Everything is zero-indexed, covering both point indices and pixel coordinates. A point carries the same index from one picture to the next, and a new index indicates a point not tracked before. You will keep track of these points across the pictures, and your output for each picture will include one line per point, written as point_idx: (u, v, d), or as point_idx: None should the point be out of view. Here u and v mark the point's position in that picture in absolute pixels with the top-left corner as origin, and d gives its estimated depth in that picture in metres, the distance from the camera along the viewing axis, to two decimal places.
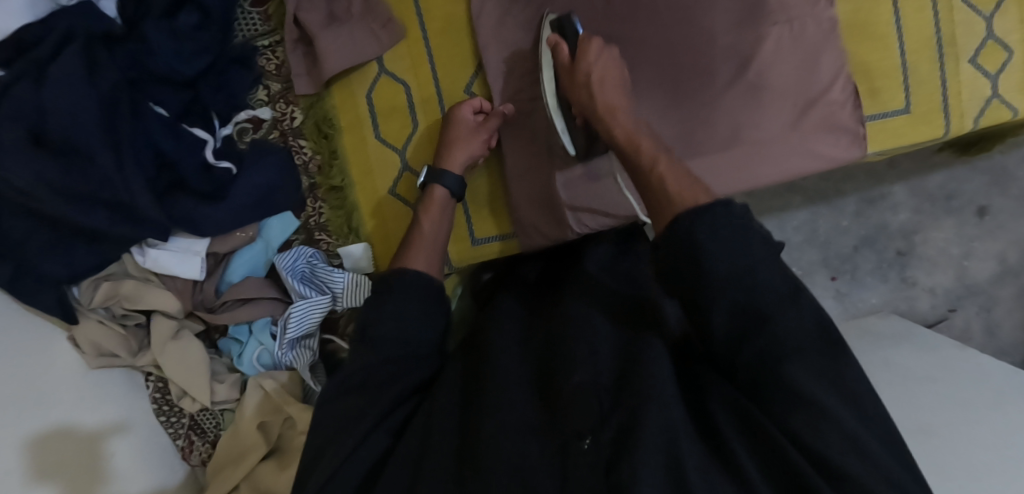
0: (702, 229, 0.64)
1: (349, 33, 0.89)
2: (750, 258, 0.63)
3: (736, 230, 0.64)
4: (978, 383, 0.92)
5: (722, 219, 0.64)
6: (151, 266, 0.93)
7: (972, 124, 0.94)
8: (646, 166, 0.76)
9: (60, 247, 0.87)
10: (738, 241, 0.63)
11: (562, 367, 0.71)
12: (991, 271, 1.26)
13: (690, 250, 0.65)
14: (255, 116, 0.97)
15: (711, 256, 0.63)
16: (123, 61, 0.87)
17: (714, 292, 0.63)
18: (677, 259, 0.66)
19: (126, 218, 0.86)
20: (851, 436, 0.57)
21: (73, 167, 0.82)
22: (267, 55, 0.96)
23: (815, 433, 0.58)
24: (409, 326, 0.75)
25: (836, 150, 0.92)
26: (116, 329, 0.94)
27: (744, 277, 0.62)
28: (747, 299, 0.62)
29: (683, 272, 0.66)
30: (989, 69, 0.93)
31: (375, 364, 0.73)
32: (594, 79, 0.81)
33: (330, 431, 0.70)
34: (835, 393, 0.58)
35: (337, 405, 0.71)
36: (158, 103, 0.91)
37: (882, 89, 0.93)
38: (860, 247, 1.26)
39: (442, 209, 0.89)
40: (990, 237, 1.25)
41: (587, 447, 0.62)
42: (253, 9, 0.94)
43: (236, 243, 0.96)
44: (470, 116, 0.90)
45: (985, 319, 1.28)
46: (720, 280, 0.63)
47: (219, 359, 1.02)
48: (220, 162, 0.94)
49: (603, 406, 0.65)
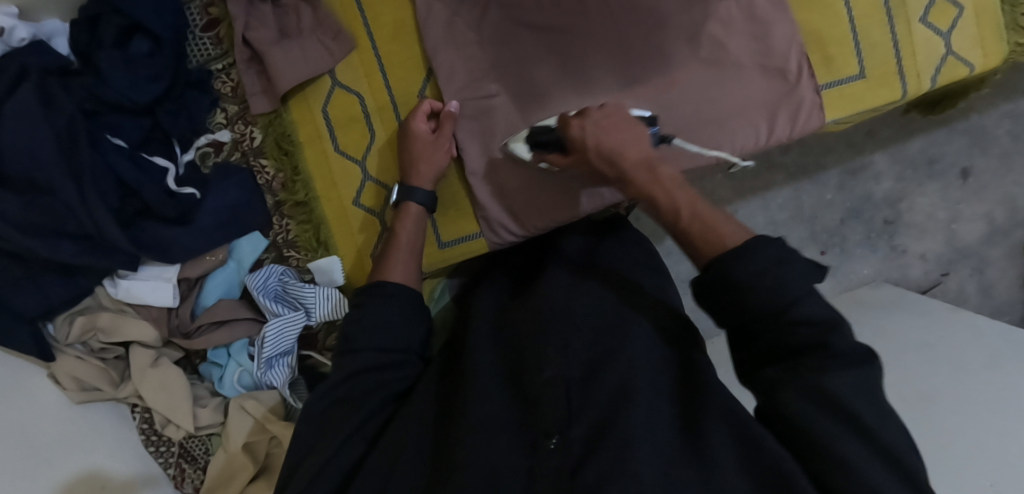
0: (736, 269, 0.62)
1: (301, 47, 0.90)
2: (781, 282, 0.60)
3: (776, 261, 0.61)
4: (975, 341, 0.91)
5: (759, 259, 0.62)
6: (125, 297, 0.93)
7: (930, 84, 0.92)
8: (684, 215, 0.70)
9: (33, 283, 0.87)
10: (773, 280, 0.61)
11: (533, 363, 0.72)
12: (980, 232, 1.26)
13: (726, 287, 0.63)
14: (215, 140, 0.96)
15: (751, 291, 0.61)
16: (79, 94, 0.87)
17: (752, 316, 0.62)
18: (718, 295, 0.64)
19: (93, 249, 0.87)
20: (835, 401, 0.57)
21: (38, 200, 0.83)
22: (222, 78, 0.96)
23: (802, 407, 0.58)
24: (388, 334, 0.75)
25: (797, 121, 0.90)
26: (95, 363, 0.94)
27: (777, 298, 0.60)
28: (786, 339, 0.60)
29: (722, 305, 0.63)
30: (942, 27, 0.91)
31: (359, 371, 0.73)
32: (605, 146, 0.75)
33: (308, 441, 0.70)
34: (849, 382, 0.57)
35: (312, 414, 0.71)
36: (117, 134, 0.90)
37: (836, 57, 0.90)
38: (847, 220, 1.26)
39: (415, 226, 0.87)
40: (975, 198, 1.25)
41: (554, 447, 0.63)
42: (205, 34, 0.94)
43: (208, 266, 0.97)
44: (426, 130, 0.90)
45: (978, 281, 1.27)
46: (756, 310, 0.61)
47: (201, 384, 1.02)
48: (183, 188, 0.94)
49: (571, 402, 0.66)
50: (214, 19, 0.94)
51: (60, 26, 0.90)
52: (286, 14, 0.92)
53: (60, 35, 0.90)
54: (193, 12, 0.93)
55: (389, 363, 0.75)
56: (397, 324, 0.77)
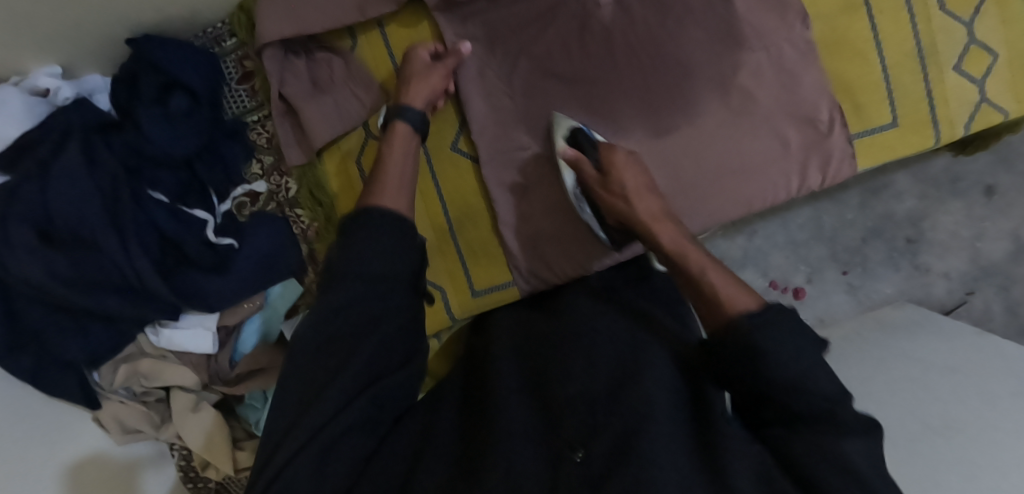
0: (758, 333, 0.63)
1: (334, 101, 0.92)
2: (802, 352, 0.62)
3: (794, 331, 0.63)
4: (1005, 370, 0.89)
5: (785, 323, 0.63)
6: (166, 345, 0.95)
7: (963, 130, 0.92)
8: (696, 273, 0.74)
9: (78, 331, 0.89)
10: (792, 347, 0.62)
11: (555, 379, 0.71)
12: (1006, 249, 1.24)
13: (746, 355, 0.63)
14: (252, 190, 0.98)
15: (771, 351, 0.61)
16: (121, 150, 0.89)
17: (767, 386, 0.61)
18: (734, 353, 0.64)
19: (141, 297, 0.89)
20: (855, 474, 0.55)
21: (83, 257, 0.86)
22: (258, 129, 0.98)
23: (818, 471, 0.57)
24: (376, 258, 0.67)
25: (827, 171, 0.91)
26: (138, 406, 0.96)
27: (793, 363, 0.61)
28: (793, 403, 0.60)
29: (739, 366, 0.63)
30: (975, 74, 0.90)
31: (347, 298, 0.66)
32: (631, 190, 0.82)
33: (286, 426, 0.62)
34: (857, 449, 0.57)
35: (289, 402, 0.63)
36: (157, 188, 0.92)
37: (865, 104, 0.90)
38: (868, 239, 1.26)
39: (403, 145, 0.83)
40: (1002, 215, 1.24)
41: (580, 460, 0.61)
42: (240, 86, 0.97)
43: (245, 313, 0.98)
44: (424, 57, 0.89)
45: (1004, 299, 1.25)
46: (775, 384, 0.61)
47: (238, 424, 1.04)
48: (222, 238, 0.95)
49: (595, 418, 0.65)
50: (249, 72, 0.96)
51: (101, 82, 0.94)
52: (319, 66, 0.94)
53: (101, 91, 0.94)
54: (230, 66, 0.96)
55: (376, 293, 0.67)
56: (389, 316, 0.67)
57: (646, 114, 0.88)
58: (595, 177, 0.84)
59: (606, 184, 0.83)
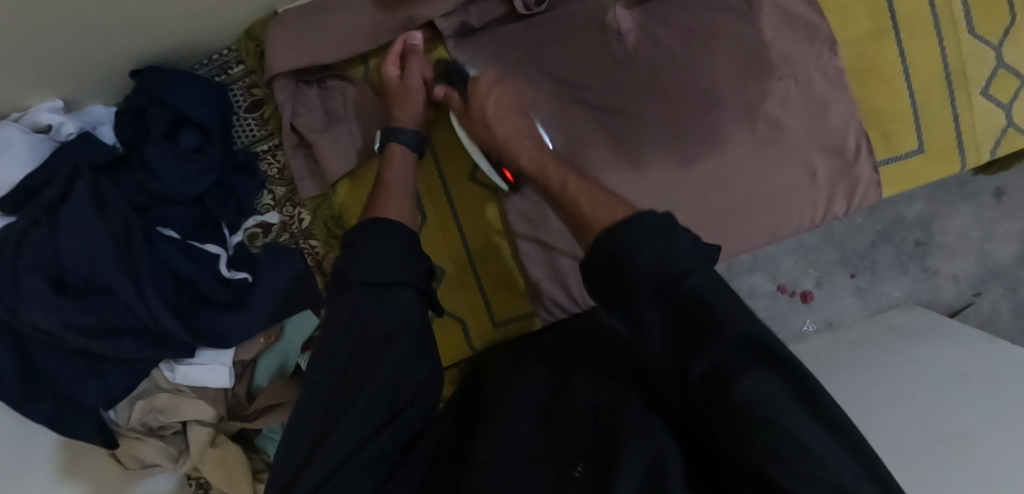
0: (618, 239, 0.55)
1: (348, 132, 0.90)
2: (669, 252, 0.53)
3: (662, 228, 0.54)
4: (1010, 378, 0.84)
5: (642, 224, 0.55)
6: (182, 380, 0.93)
7: (990, 155, 0.90)
8: (558, 187, 0.71)
9: (93, 374, 0.88)
10: (660, 246, 0.53)
11: (563, 391, 0.67)
12: (1014, 251, 1.24)
13: (614, 261, 0.55)
14: (263, 222, 0.96)
15: (633, 262, 0.53)
16: (130, 191, 0.88)
17: (638, 298, 0.54)
18: (600, 273, 0.56)
19: (157, 341, 0.88)
20: (766, 421, 0.48)
21: (96, 305, 0.85)
22: (269, 159, 0.96)
23: (732, 426, 0.50)
24: (384, 263, 0.65)
25: (854, 200, 0.90)
26: (155, 441, 0.94)
27: (663, 270, 0.53)
28: (673, 324, 0.53)
29: (607, 284, 0.56)
30: (1003, 98, 0.88)
31: (344, 314, 0.63)
32: (489, 113, 0.79)
33: (302, 457, 0.58)
34: (770, 390, 0.49)
35: (304, 429, 0.60)
36: (167, 224, 0.90)
37: (894, 132, 0.89)
38: (877, 243, 1.24)
39: (404, 166, 0.82)
40: (1010, 217, 1.23)
41: (580, 475, 0.57)
42: (249, 114, 0.95)
43: (259, 348, 0.97)
44: (396, 73, 0.85)
45: (1013, 300, 1.24)
46: (639, 285, 0.53)
47: (258, 456, 1.01)
48: (236, 273, 0.93)
49: (598, 431, 0.60)
50: (258, 100, 0.95)
51: (104, 112, 0.91)
52: (332, 96, 0.91)
53: (105, 122, 0.91)
54: (238, 94, 0.94)
55: (382, 297, 0.64)
56: (409, 329, 0.64)
57: (671, 146, 0.85)
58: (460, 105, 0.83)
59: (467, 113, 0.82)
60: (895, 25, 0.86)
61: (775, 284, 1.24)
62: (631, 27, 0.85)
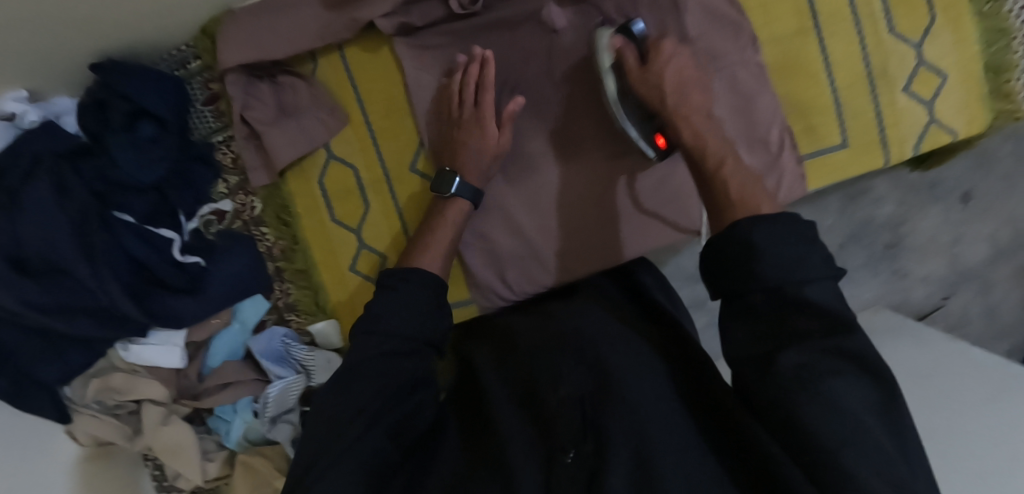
0: (754, 233, 0.59)
1: (297, 123, 0.92)
2: (799, 260, 0.57)
3: (795, 241, 0.58)
4: (969, 381, 0.90)
5: (783, 224, 0.59)
6: (136, 360, 0.97)
7: (912, 151, 0.93)
8: (712, 165, 0.68)
9: (54, 353, 0.92)
10: (795, 253, 0.57)
11: (547, 383, 0.71)
12: (983, 253, 1.27)
13: (739, 254, 0.59)
14: (218, 209, 1.01)
15: (765, 263, 0.57)
16: (91, 177, 0.92)
17: (758, 293, 0.58)
18: (728, 261, 0.60)
19: (113, 320, 0.93)
20: (843, 418, 0.53)
21: (53, 283, 0.88)
22: (224, 149, 1.01)
23: (807, 414, 0.54)
24: (405, 312, 0.72)
25: (782, 191, 0.91)
26: (110, 420, 0.99)
27: (790, 273, 0.57)
28: (790, 322, 0.56)
29: (726, 275, 0.60)
30: (925, 95, 0.91)
31: (374, 357, 0.70)
32: (670, 81, 0.74)
33: (315, 446, 0.65)
34: (853, 393, 0.54)
35: (320, 420, 0.67)
36: (124, 209, 0.93)
37: (817, 126, 0.92)
38: (847, 245, 1.23)
39: (458, 217, 0.87)
40: (979, 220, 1.25)
41: (571, 460, 0.63)
42: (206, 107, 0.99)
43: (213, 329, 1.00)
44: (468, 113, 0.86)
45: (982, 301, 1.30)
46: (768, 283, 0.57)
47: (208, 436, 1.05)
48: (188, 257, 0.97)
49: (585, 417, 0.66)
50: (214, 94, 0.99)
51: (69, 103, 0.96)
52: (283, 91, 0.94)
53: (69, 113, 0.96)
54: (196, 88, 0.98)
55: (402, 349, 0.71)
56: (409, 350, 0.71)
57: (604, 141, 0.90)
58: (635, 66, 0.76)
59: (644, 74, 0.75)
60: (817, 24, 0.89)
61: None
62: (564, 23, 0.86)
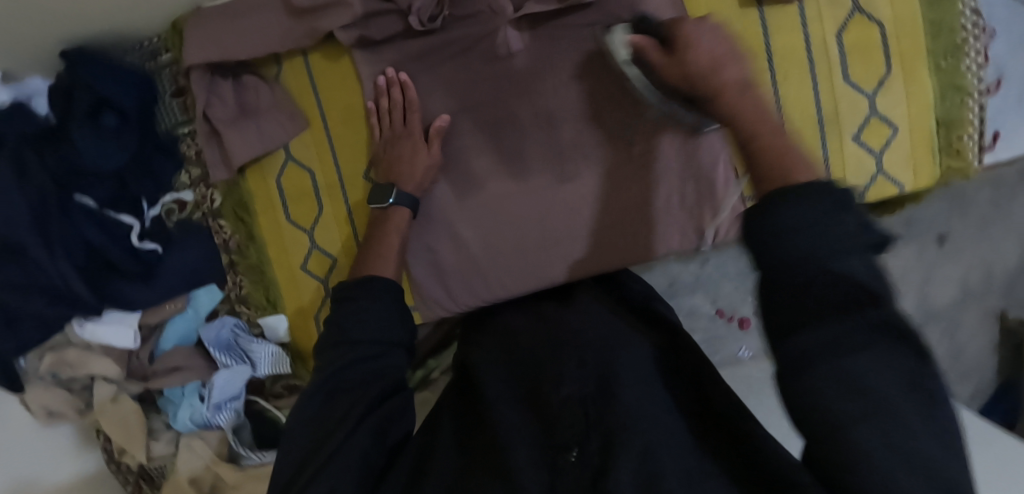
0: (782, 213, 0.56)
1: (257, 125, 0.95)
2: (824, 232, 0.54)
3: (824, 217, 0.55)
4: None
5: (818, 192, 0.56)
6: (90, 337, 1.00)
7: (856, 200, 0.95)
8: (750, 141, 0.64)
9: (10, 328, 0.96)
10: (823, 225, 0.55)
11: (547, 380, 0.72)
12: (953, 296, 1.23)
13: (767, 229, 0.57)
14: (179, 199, 1.02)
15: (789, 235, 0.55)
16: (51, 164, 0.93)
17: (785, 264, 0.55)
18: (755, 235, 0.58)
19: (65, 300, 0.96)
20: (867, 392, 0.50)
21: (11, 260, 0.93)
22: (188, 142, 1.02)
23: (820, 392, 0.51)
24: (376, 322, 0.75)
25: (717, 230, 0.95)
26: (62, 392, 1.04)
27: (818, 242, 0.54)
28: (812, 290, 0.53)
29: (760, 250, 0.57)
30: (875, 145, 0.92)
31: (354, 360, 0.72)
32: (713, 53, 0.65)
33: (304, 451, 0.66)
34: (878, 365, 0.50)
35: (300, 434, 0.67)
36: (86, 194, 0.96)
37: None
38: None
39: (402, 222, 0.91)
40: (951, 262, 1.21)
41: (574, 460, 0.62)
42: (174, 100, 1.01)
43: (167, 313, 1.04)
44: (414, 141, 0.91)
45: (948, 343, 1.25)
46: (793, 256, 0.55)
47: (158, 415, 1.10)
48: (146, 243, 1.00)
49: (588, 417, 0.65)
50: (181, 88, 1.01)
51: (41, 85, 0.97)
52: (245, 91, 0.96)
53: (41, 95, 0.97)
54: (165, 80, 1.00)
55: (377, 353, 0.74)
56: (384, 348, 0.75)
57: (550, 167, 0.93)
58: (661, 58, 0.70)
59: (673, 62, 0.68)
60: (772, 65, 0.89)
61: (714, 307, 1.14)
62: (520, 48, 0.88)
